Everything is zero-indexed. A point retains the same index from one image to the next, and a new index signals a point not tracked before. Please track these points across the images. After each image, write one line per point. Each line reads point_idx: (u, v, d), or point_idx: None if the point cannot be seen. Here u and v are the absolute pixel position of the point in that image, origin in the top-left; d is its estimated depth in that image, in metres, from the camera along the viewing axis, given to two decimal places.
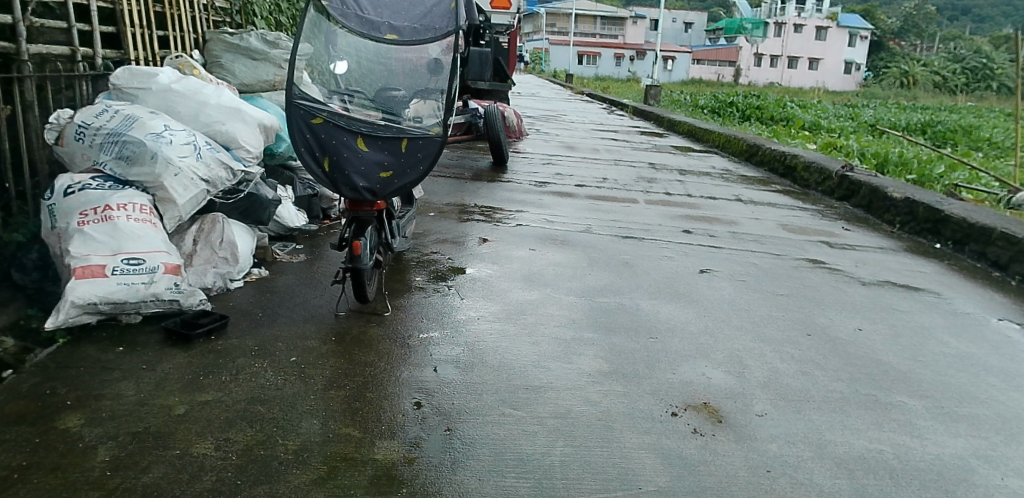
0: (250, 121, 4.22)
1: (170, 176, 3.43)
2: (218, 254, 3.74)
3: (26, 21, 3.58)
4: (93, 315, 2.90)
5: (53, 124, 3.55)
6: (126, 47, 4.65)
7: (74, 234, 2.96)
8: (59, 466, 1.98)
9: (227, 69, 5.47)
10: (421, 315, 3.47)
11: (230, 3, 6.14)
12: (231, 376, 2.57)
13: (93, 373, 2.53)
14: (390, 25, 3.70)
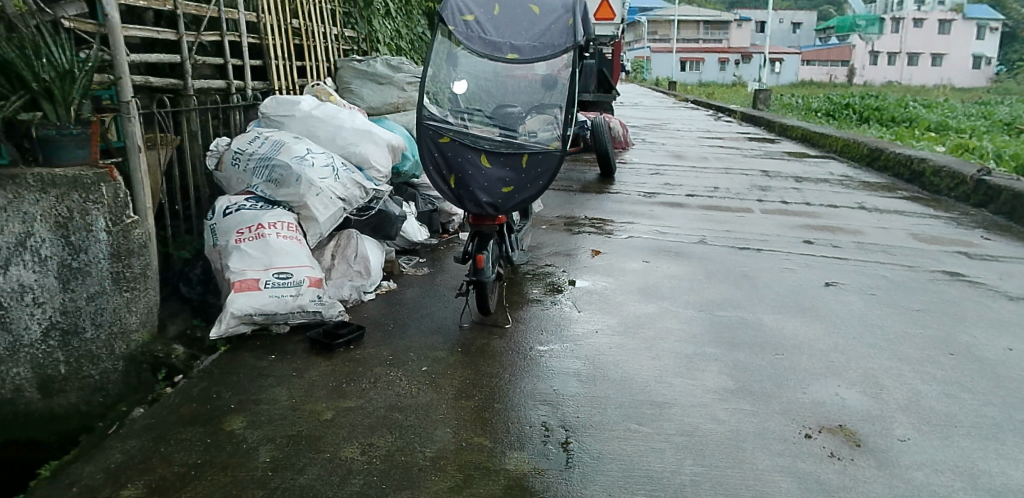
0: (379, 142, 4.49)
1: (312, 195, 3.71)
2: (353, 268, 3.99)
3: (190, 60, 4.01)
4: (249, 325, 3.19)
5: (213, 151, 3.95)
6: (270, 78, 5.07)
7: (232, 251, 3.29)
8: (228, 465, 2.19)
9: (355, 94, 5.83)
10: (541, 328, 3.54)
11: (357, 32, 6.53)
12: (370, 384, 2.74)
13: (251, 379, 2.78)
14: (511, 45, 3.73)
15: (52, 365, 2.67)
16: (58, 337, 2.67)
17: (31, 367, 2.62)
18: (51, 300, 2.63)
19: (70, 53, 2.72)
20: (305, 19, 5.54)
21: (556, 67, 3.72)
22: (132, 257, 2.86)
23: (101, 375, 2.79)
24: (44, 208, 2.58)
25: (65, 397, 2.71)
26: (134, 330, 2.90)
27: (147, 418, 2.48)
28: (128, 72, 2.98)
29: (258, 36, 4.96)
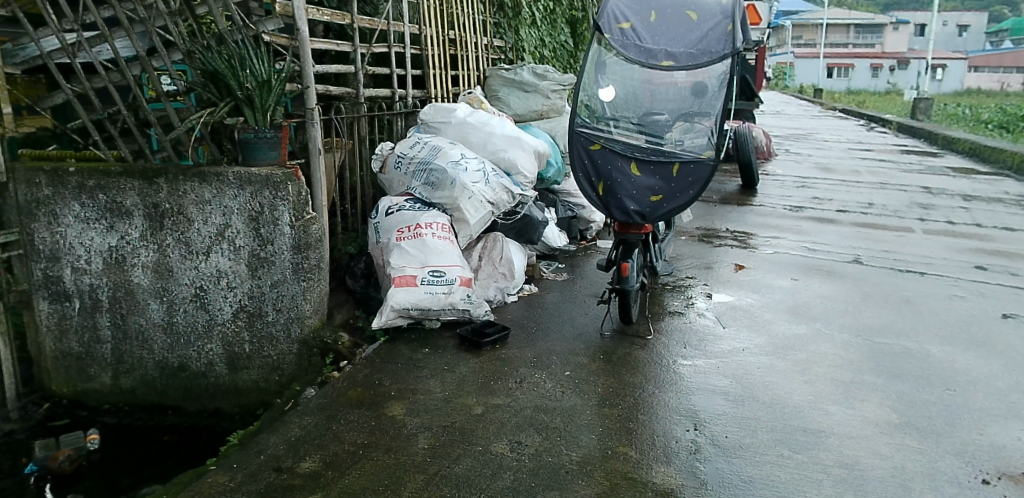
0: (527, 148, 4.61)
1: (465, 199, 3.89)
2: (498, 269, 4.13)
3: (363, 71, 4.37)
4: (405, 318, 3.43)
5: (378, 155, 4.22)
6: (428, 87, 5.35)
7: (393, 248, 3.51)
8: (390, 448, 2.35)
9: (503, 102, 6.02)
10: (683, 341, 3.47)
11: (505, 42, 6.74)
12: (517, 384, 2.83)
13: (408, 370, 2.96)
14: (667, 52, 3.70)
15: (239, 342, 3.16)
16: (244, 318, 3.13)
17: (223, 344, 3.16)
18: (240, 285, 3.09)
19: (268, 63, 3.06)
20: (460, 30, 5.80)
21: (694, 76, 3.62)
22: (312, 249, 3.10)
23: (278, 356, 3.15)
24: (241, 203, 3.00)
25: (248, 372, 3.18)
26: (309, 317, 3.14)
27: (320, 398, 2.71)
28: (313, 81, 3.31)
29: (419, 47, 5.26)
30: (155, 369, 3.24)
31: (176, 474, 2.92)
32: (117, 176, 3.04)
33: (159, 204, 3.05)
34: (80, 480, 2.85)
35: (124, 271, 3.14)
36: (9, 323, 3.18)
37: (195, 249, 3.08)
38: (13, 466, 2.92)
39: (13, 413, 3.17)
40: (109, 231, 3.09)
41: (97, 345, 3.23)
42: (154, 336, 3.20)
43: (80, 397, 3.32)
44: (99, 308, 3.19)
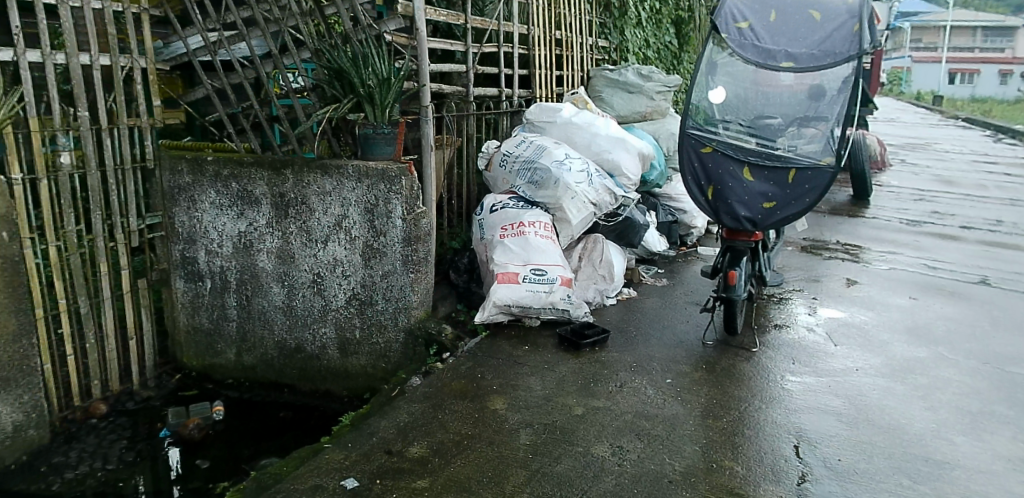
0: (632, 149, 4.56)
1: (568, 199, 3.90)
2: (598, 271, 4.11)
3: (475, 70, 4.50)
4: (506, 314, 3.50)
5: (485, 153, 4.34)
6: (534, 87, 5.39)
7: (497, 244, 3.60)
8: (494, 441, 2.40)
9: (606, 102, 5.98)
10: (792, 356, 3.34)
11: (609, 42, 6.68)
12: (617, 387, 2.81)
13: (509, 366, 3.00)
14: (787, 53, 3.54)
15: (351, 328, 3.32)
16: (356, 306, 3.29)
17: (336, 328, 3.34)
18: (354, 274, 3.26)
19: (387, 61, 3.29)
20: (567, 30, 5.80)
21: (802, 79, 3.49)
22: (420, 242, 3.22)
23: (386, 343, 3.29)
24: (358, 196, 3.17)
25: (357, 357, 3.33)
26: (415, 307, 3.26)
27: (426, 387, 2.80)
28: (429, 79, 3.49)
29: (527, 47, 5.30)
30: (274, 349, 3.47)
31: (290, 449, 3.10)
32: (248, 165, 3.27)
33: (285, 194, 3.26)
34: (207, 447, 3.09)
35: (250, 255, 3.38)
36: (151, 297, 3.51)
37: (316, 237, 3.27)
38: (150, 429, 3.20)
39: (150, 381, 3.51)
40: (239, 216, 3.34)
41: (224, 323, 3.51)
42: (275, 317, 3.43)
43: (207, 370, 3.59)
44: (228, 288, 3.45)
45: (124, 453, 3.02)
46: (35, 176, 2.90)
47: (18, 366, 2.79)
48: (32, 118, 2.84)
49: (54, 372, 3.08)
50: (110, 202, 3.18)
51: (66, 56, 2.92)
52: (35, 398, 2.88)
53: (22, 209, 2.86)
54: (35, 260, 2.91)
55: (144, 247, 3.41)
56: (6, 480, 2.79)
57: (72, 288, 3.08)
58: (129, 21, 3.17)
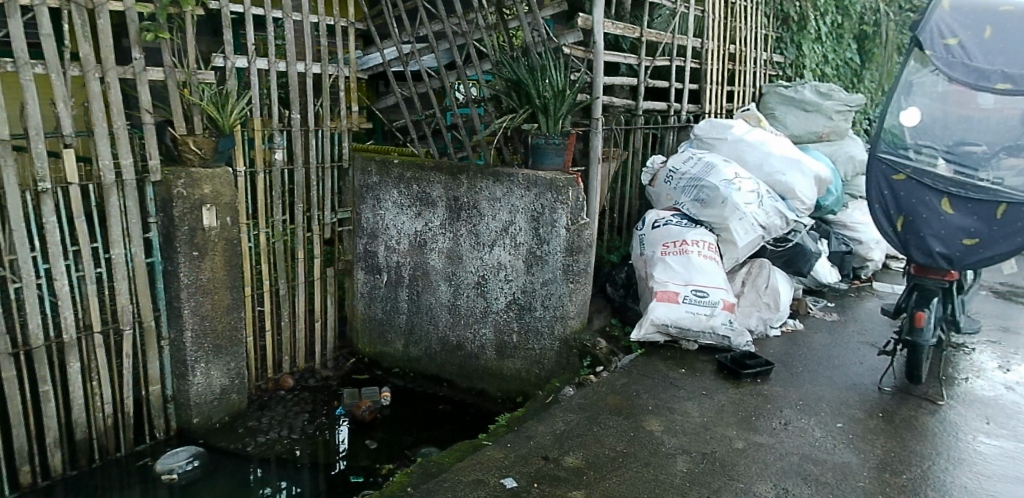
0: (806, 171, 4.32)
1: (735, 220, 3.75)
2: (762, 298, 3.91)
3: (646, 84, 4.49)
4: (663, 334, 3.48)
5: (649, 168, 4.29)
6: (704, 102, 5.24)
7: (657, 261, 3.56)
8: (651, 463, 2.41)
9: (779, 121, 5.68)
10: (987, 415, 3.00)
11: (785, 58, 6.37)
12: (781, 425, 2.71)
13: (665, 387, 3.02)
14: (1004, 72, 3.12)
15: (508, 331, 3.61)
16: (515, 310, 3.57)
17: (495, 330, 3.65)
18: (516, 279, 3.54)
19: (564, 74, 3.60)
20: (742, 44, 5.60)
21: (1011, 103, 3.11)
22: (582, 253, 3.39)
23: (541, 351, 3.52)
24: (525, 202, 3.45)
25: (513, 361, 3.61)
26: (572, 317, 3.43)
27: (582, 399, 2.87)
28: (601, 92, 3.73)
29: (700, 61, 5.16)
30: (437, 345, 3.90)
31: (448, 442, 3.48)
32: (429, 170, 3.73)
33: (458, 198, 3.66)
34: (373, 429, 3.56)
35: (423, 254, 3.85)
36: (336, 285, 4.15)
37: (483, 240, 3.61)
38: (328, 406, 3.75)
39: (329, 361, 4.15)
40: (416, 216, 3.83)
41: (395, 315, 4.03)
42: (440, 314, 3.85)
43: (378, 357, 4.18)
44: (401, 283, 3.97)
45: (307, 426, 3.55)
46: (254, 170, 3.51)
47: (227, 336, 3.47)
48: (257, 118, 3.47)
49: (256, 345, 3.75)
50: (309, 196, 3.81)
51: (287, 65, 3.54)
52: (237, 367, 3.55)
53: (244, 199, 3.50)
54: (248, 243, 3.56)
55: (335, 239, 4.05)
56: (211, 438, 3.43)
57: (276, 270, 3.74)
58: (337, 33, 3.85)
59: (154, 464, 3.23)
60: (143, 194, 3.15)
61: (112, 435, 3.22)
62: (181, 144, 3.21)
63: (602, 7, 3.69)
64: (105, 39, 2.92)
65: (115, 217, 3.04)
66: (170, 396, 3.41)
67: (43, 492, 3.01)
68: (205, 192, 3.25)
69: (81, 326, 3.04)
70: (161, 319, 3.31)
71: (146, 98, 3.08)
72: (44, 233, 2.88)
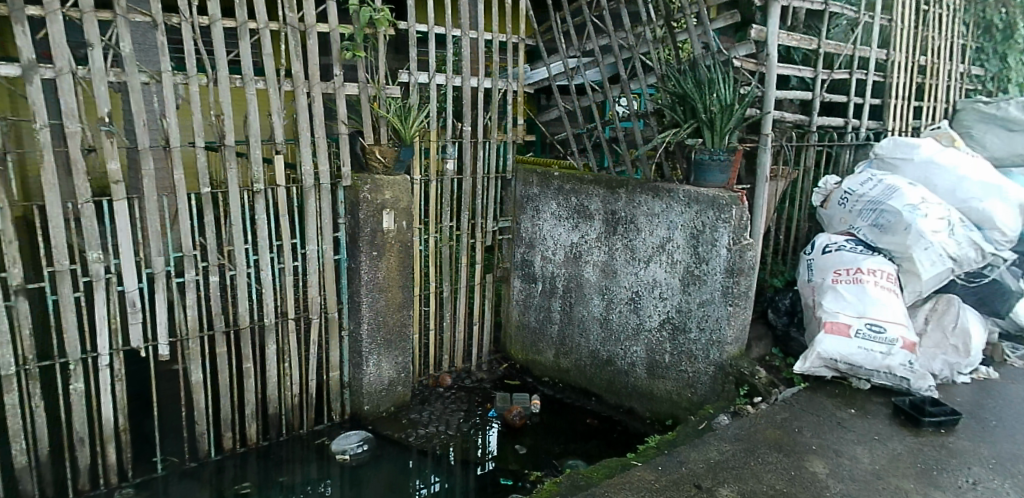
0: (1010, 197, 3.85)
1: (920, 249, 3.43)
2: (949, 340, 3.54)
3: (822, 98, 4.23)
4: (830, 368, 3.35)
5: (821, 189, 4.02)
6: (887, 118, 4.84)
7: (828, 289, 3.40)
8: None
9: (976, 142, 5.15)
10: None
11: (985, 70, 5.74)
12: (967, 483, 2.60)
13: (832, 426, 3.01)
14: None
15: (661, 352, 3.91)
16: (669, 330, 3.86)
17: (648, 350, 3.98)
18: (671, 298, 3.82)
19: (733, 89, 3.53)
20: (934, 55, 5.11)
21: None
22: (742, 275, 3.52)
23: (694, 374, 3.77)
24: (685, 219, 3.68)
25: (664, 382, 3.92)
26: (729, 344, 3.57)
27: (738, 429, 2.99)
28: (774, 106, 3.60)
29: (884, 74, 4.76)
30: (587, 358, 4.38)
31: (592, 453, 3.90)
32: (588, 183, 4.19)
33: (615, 212, 4.06)
34: (521, 434, 4.13)
35: (578, 266, 4.35)
36: (494, 291, 4.88)
37: (639, 256, 3.97)
38: (481, 407, 4.44)
39: (485, 365, 4.90)
40: (573, 229, 4.34)
41: (549, 325, 4.61)
42: (592, 327, 4.32)
43: (528, 365, 4.83)
44: (555, 293, 4.53)
45: (462, 424, 4.25)
46: (428, 178, 4.34)
47: (397, 330, 4.33)
48: (433, 131, 4.28)
49: (421, 341, 4.58)
50: (474, 206, 4.57)
51: (462, 80, 4.31)
52: (402, 361, 4.39)
53: (418, 203, 4.31)
54: (420, 246, 4.38)
55: (495, 246, 4.77)
56: (377, 424, 4.28)
57: (441, 276, 4.56)
58: (510, 48, 4.47)
59: (329, 443, 4.14)
60: (336, 197, 4.08)
61: (297, 414, 4.20)
62: (369, 153, 4.08)
63: (778, 17, 3.55)
64: (312, 61, 3.86)
65: (311, 215, 3.97)
66: (345, 383, 4.37)
67: (241, 457, 4.00)
68: (386, 197, 4.08)
69: (279, 313, 4.01)
70: (342, 311, 4.24)
71: (342, 111, 3.97)
72: (256, 229, 3.84)
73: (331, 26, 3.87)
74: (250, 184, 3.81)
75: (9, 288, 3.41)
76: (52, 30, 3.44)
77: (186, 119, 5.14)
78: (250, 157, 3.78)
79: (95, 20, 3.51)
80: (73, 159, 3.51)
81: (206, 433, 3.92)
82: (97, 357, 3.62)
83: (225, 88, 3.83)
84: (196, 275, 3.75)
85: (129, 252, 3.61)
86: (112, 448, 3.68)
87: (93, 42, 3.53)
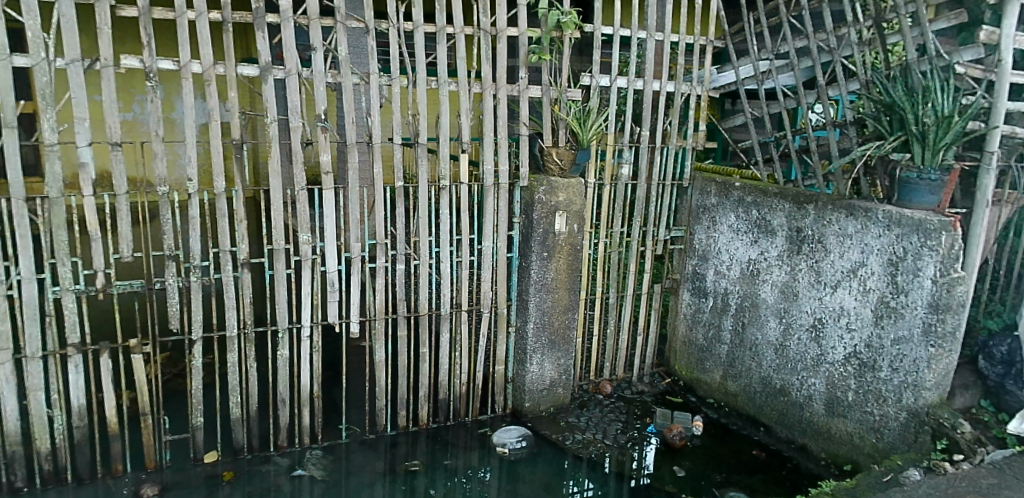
0: None
1: None
2: None
3: None
4: None
5: None
6: None
7: None
8: None
9: None
10: None
11: None
12: None
13: None
14: None
15: (844, 388, 3.59)
16: (855, 366, 3.52)
17: (829, 385, 3.67)
18: (860, 330, 3.49)
19: (952, 99, 3.11)
20: None
21: None
22: (950, 312, 3.11)
23: (881, 417, 3.41)
24: (883, 243, 3.33)
25: (845, 422, 3.60)
26: (927, 390, 3.20)
27: None
28: (1004, 119, 3.05)
29: None
30: (756, 384, 4.11)
31: (756, 487, 3.66)
32: (772, 196, 3.92)
33: (801, 229, 3.77)
34: (681, 456, 3.98)
35: (754, 284, 4.09)
36: (661, 303, 4.73)
37: (825, 280, 3.66)
38: (640, 420, 4.34)
39: (646, 377, 4.78)
40: (751, 244, 4.09)
41: (717, 344, 4.38)
42: (764, 352, 4.04)
43: (693, 383, 4.62)
44: (727, 310, 4.30)
45: (619, 437, 4.17)
46: (603, 182, 4.31)
47: (563, 332, 4.33)
48: (611, 134, 4.23)
49: (584, 346, 4.58)
50: (647, 212, 4.46)
51: (645, 83, 4.20)
52: (565, 363, 4.39)
53: (591, 206, 4.30)
54: (589, 250, 4.36)
55: (666, 255, 4.62)
56: (537, 423, 4.32)
57: (608, 282, 4.52)
58: (696, 51, 4.25)
59: (491, 434, 4.27)
60: (512, 198, 4.18)
61: (464, 402, 4.38)
62: (547, 154, 4.11)
63: (1016, 16, 3.00)
64: (499, 66, 3.96)
65: (489, 213, 4.10)
66: (509, 378, 4.48)
67: (412, 436, 4.26)
68: (560, 199, 4.09)
69: (454, 304, 4.20)
70: (511, 308, 4.35)
71: (524, 112, 4.05)
72: (440, 223, 4.06)
73: (521, 29, 3.95)
74: (437, 180, 4.04)
75: (238, 261, 3.91)
76: (286, 36, 3.94)
77: (387, 117, 5.51)
78: (438, 154, 4.00)
79: (319, 27, 3.95)
80: (294, 149, 4.00)
81: (384, 410, 4.23)
82: (299, 327, 4.01)
83: (422, 89, 4.10)
84: (386, 263, 4.03)
85: (332, 236, 3.95)
86: (306, 411, 4.09)
87: (316, 46, 3.95)
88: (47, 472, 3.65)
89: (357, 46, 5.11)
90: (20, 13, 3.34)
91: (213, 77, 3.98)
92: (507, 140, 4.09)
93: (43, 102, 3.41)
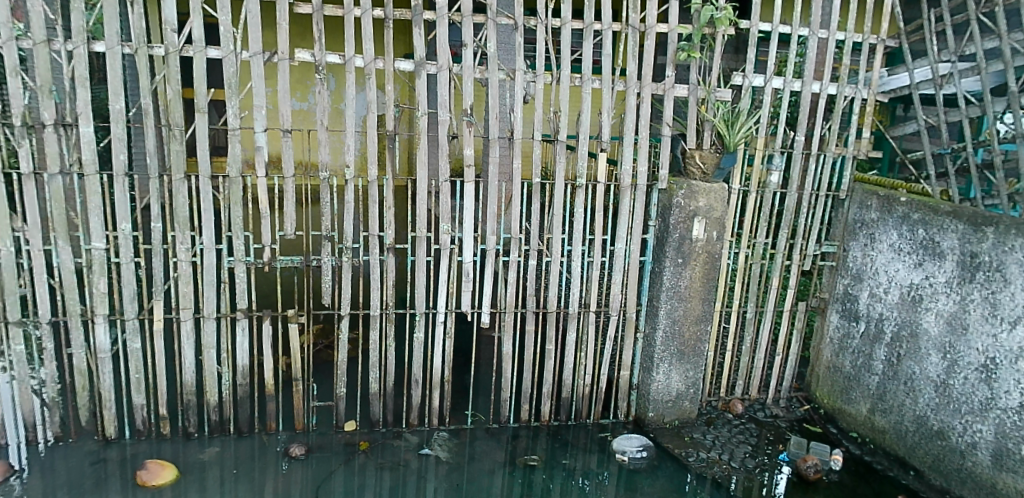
0: None
1: None
2: None
3: None
4: None
5: None
6: None
7: None
8: None
9: None
10: None
11: None
12: None
13: None
14: None
15: (1018, 439, 3.14)
16: None
17: (998, 433, 3.22)
18: None
19: None
20: None
21: None
22: None
23: None
24: None
25: (1016, 478, 3.15)
26: None
27: None
28: None
29: None
30: (910, 422, 3.69)
31: None
32: (944, 214, 3.50)
33: (977, 255, 3.33)
34: (815, 490, 3.69)
35: (916, 312, 3.66)
36: (806, 322, 4.38)
37: (1002, 315, 3.21)
38: (771, 446, 4.07)
39: (782, 400, 4.47)
40: (915, 267, 3.67)
41: (867, 373, 3.98)
42: (923, 389, 3.61)
43: (834, 413, 4.25)
44: (881, 338, 3.89)
45: (747, 460, 3.94)
46: (748, 188, 4.04)
47: (694, 344, 4.14)
48: (760, 138, 3.96)
49: (715, 360, 4.36)
50: (797, 222, 4.14)
51: (802, 84, 3.88)
52: (694, 375, 4.20)
53: (734, 213, 4.07)
54: (728, 260, 4.13)
55: (815, 271, 4.27)
56: (659, 434, 4.17)
57: (747, 295, 4.26)
58: (866, 50, 3.85)
59: (612, 440, 4.18)
60: (648, 200, 4.05)
61: (586, 403, 4.33)
62: (689, 158, 3.95)
63: None
64: (646, 64, 3.83)
65: (624, 214, 4.00)
66: (634, 385, 4.35)
67: (533, 431, 4.28)
68: (699, 204, 3.91)
69: (582, 305, 4.15)
70: (641, 313, 4.21)
71: (669, 112, 3.89)
72: (573, 222, 4.02)
73: (671, 26, 3.78)
74: (575, 179, 3.99)
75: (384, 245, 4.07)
76: (439, 32, 4.05)
77: (530, 115, 5.54)
78: (577, 152, 3.95)
79: (470, 24, 4.03)
80: (440, 143, 4.11)
81: (507, 403, 4.28)
82: (435, 313, 4.13)
83: (565, 86, 4.05)
84: (519, 257, 4.05)
85: (471, 228, 4.03)
86: (436, 395, 4.22)
87: (466, 42, 4.03)
88: (214, 422, 4.03)
89: (506, 42, 5.17)
90: (216, 9, 3.69)
91: (373, 71, 4.17)
92: (648, 140, 3.95)
93: (229, 90, 3.77)
